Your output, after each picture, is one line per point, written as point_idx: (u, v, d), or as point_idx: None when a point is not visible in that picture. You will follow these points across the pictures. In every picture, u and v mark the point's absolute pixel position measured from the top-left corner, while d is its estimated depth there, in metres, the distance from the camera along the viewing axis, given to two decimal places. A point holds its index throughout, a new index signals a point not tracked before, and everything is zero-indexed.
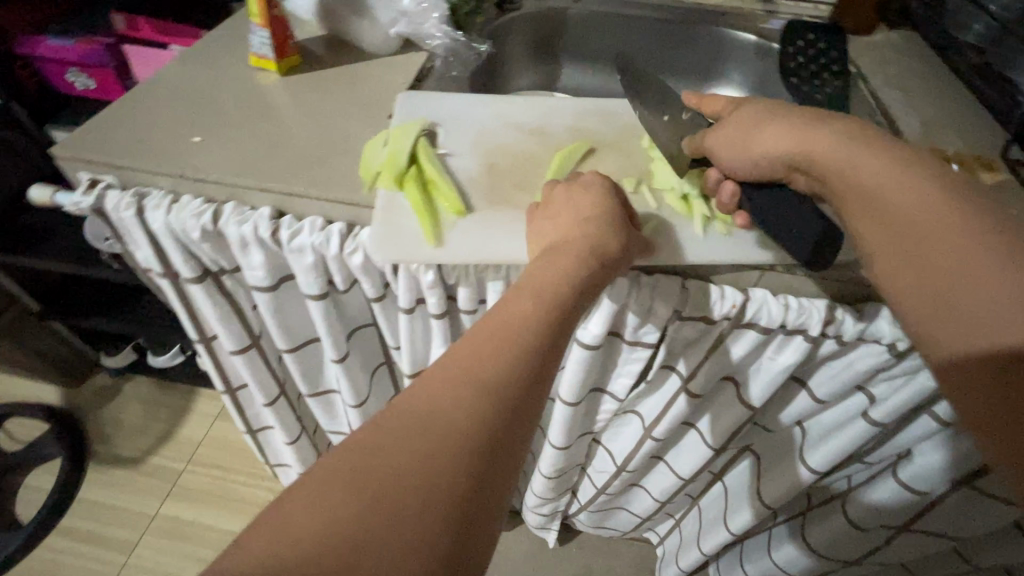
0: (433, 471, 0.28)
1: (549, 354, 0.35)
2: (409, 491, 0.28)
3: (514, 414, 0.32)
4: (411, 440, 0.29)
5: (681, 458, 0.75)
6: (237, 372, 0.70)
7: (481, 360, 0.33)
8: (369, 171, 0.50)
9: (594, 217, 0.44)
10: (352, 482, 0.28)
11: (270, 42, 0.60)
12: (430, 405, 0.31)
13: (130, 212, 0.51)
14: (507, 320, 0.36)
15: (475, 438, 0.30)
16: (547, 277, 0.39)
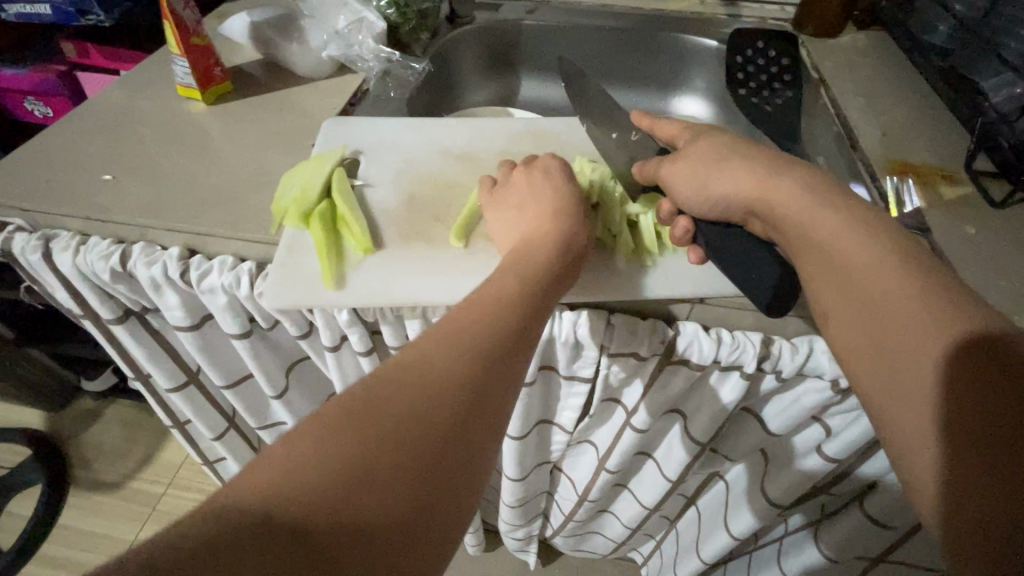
0: (397, 463, 0.25)
1: (522, 353, 0.32)
2: (366, 481, 0.24)
3: (484, 414, 0.28)
4: (377, 424, 0.26)
5: (643, 487, 0.71)
6: (180, 408, 0.68)
7: (459, 346, 0.30)
8: (278, 207, 0.47)
9: (558, 206, 0.42)
10: (327, 461, 0.24)
11: (192, 72, 0.58)
12: (404, 387, 0.27)
13: (37, 255, 0.49)
14: (485, 312, 0.32)
15: (445, 431, 0.27)
16: (526, 270, 0.37)
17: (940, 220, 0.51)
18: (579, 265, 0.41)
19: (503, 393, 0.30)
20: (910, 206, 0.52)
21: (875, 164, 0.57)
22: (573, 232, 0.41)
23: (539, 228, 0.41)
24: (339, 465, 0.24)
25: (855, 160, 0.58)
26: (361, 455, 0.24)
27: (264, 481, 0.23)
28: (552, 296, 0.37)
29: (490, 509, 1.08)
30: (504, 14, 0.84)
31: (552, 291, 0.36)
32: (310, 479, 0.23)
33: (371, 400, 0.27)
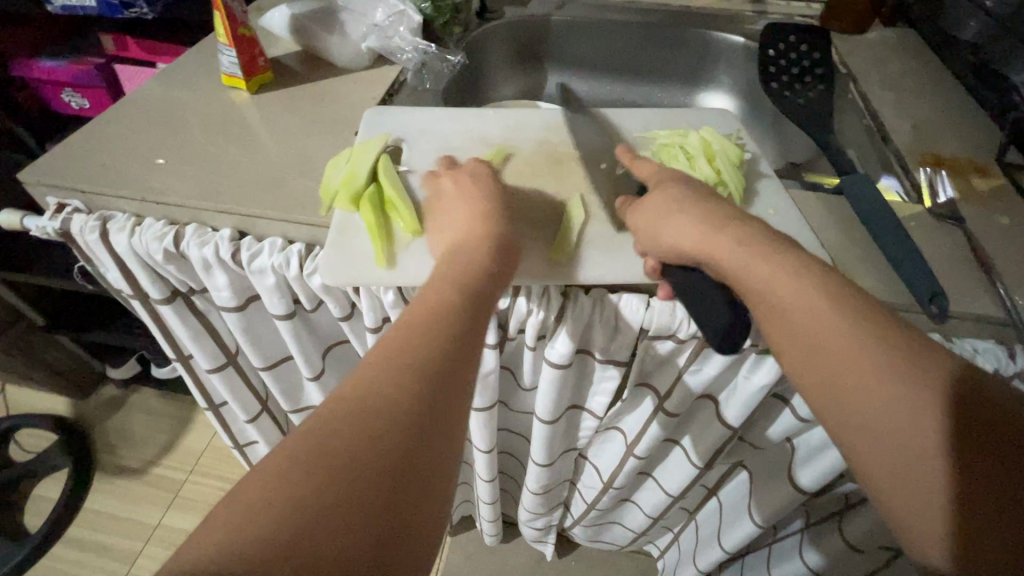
0: (347, 493, 0.25)
1: (467, 357, 0.34)
2: (316, 523, 0.24)
3: (429, 423, 0.30)
4: (319, 466, 0.26)
5: (668, 475, 0.72)
6: (217, 390, 0.70)
7: (391, 372, 0.31)
8: (328, 191, 0.49)
9: (489, 213, 0.44)
10: (286, 489, 0.25)
11: (238, 62, 0.60)
12: (338, 421, 0.28)
13: (94, 235, 0.51)
14: (422, 329, 0.34)
15: (389, 451, 0.28)
16: (462, 285, 0.38)
17: (973, 211, 0.51)
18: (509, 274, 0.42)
19: (445, 399, 0.31)
20: (944, 197, 0.52)
21: (906, 156, 0.58)
22: (504, 237, 0.43)
23: (475, 236, 0.42)
24: (284, 508, 0.24)
25: (887, 153, 0.59)
26: (306, 496, 0.25)
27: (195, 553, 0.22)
28: (491, 301, 0.39)
29: (508, 500, 1.09)
30: (533, 9, 0.85)
31: (488, 301, 0.38)
32: (252, 536, 0.23)
33: (305, 443, 0.27)
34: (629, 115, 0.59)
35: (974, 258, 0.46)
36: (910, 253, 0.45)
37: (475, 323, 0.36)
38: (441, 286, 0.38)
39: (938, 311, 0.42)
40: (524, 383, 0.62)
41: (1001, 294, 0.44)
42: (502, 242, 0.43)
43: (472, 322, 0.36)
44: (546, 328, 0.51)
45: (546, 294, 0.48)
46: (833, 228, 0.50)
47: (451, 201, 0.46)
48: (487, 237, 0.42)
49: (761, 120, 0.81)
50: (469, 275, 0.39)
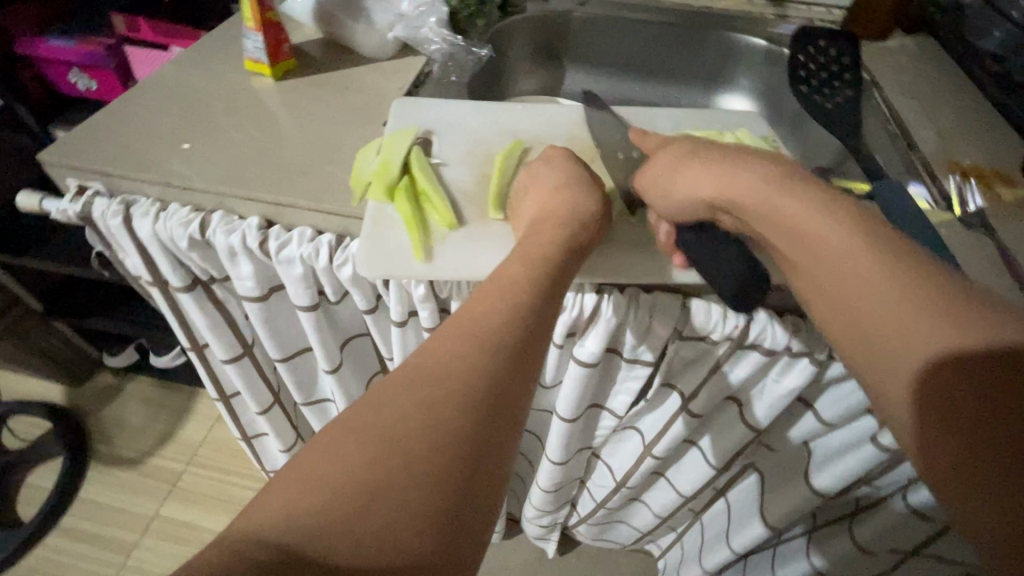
0: (408, 469, 0.27)
1: (536, 340, 0.34)
2: (382, 491, 0.27)
3: (495, 403, 0.31)
4: (373, 448, 0.28)
5: (682, 475, 0.73)
6: (230, 380, 0.69)
7: (458, 350, 0.32)
8: (359, 181, 0.48)
9: (565, 193, 0.45)
10: (360, 450, 0.28)
11: (264, 47, 0.59)
12: (404, 395, 0.30)
13: (117, 219, 0.50)
14: (486, 309, 0.34)
15: (452, 429, 0.29)
16: (531, 263, 0.38)
17: (1001, 220, 0.52)
18: (591, 247, 0.42)
19: (514, 379, 0.32)
20: (972, 207, 0.53)
21: (933, 164, 0.58)
22: (585, 226, 0.42)
23: (549, 222, 0.42)
24: (353, 475, 0.27)
25: (913, 159, 0.59)
26: (371, 465, 0.27)
27: (277, 504, 0.26)
28: (562, 282, 0.38)
29: (512, 497, 1.09)
30: (554, 5, 0.85)
31: (561, 281, 0.38)
32: (330, 492, 0.26)
33: (373, 414, 0.29)
34: (659, 115, 0.58)
35: (1004, 267, 0.47)
36: (944, 259, 0.45)
37: (548, 305, 0.36)
38: (518, 261, 0.38)
39: None
40: (545, 380, 0.62)
41: None
42: (586, 214, 0.43)
43: (547, 298, 0.36)
44: (576, 325, 0.51)
45: (580, 292, 0.48)
46: None
47: (531, 184, 0.46)
48: (563, 224, 0.42)
49: (781, 123, 0.81)
50: (537, 255, 0.39)
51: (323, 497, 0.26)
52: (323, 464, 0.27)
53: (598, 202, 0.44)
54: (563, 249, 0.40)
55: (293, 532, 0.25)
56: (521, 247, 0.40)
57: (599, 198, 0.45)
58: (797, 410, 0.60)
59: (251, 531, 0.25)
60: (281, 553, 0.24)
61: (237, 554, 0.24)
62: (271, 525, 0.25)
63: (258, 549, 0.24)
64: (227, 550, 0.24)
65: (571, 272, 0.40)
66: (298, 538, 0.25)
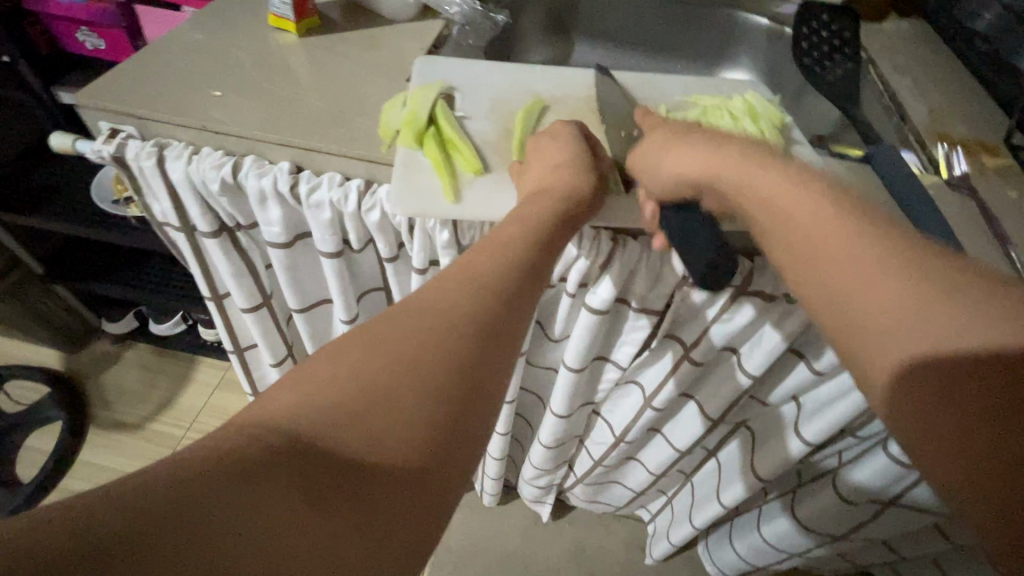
0: (411, 383, 0.31)
1: (527, 289, 0.38)
2: (389, 398, 0.30)
3: (495, 343, 0.34)
4: (378, 360, 0.31)
5: (677, 430, 0.77)
6: (246, 331, 0.71)
7: (460, 287, 0.36)
8: (389, 130, 0.51)
9: (565, 166, 0.46)
10: (366, 363, 0.31)
11: (290, 2, 0.60)
12: (416, 319, 0.33)
13: (150, 161, 0.51)
14: (481, 259, 0.38)
15: (456, 357, 0.32)
16: (524, 220, 0.42)
17: (984, 185, 0.56)
18: (586, 211, 0.45)
19: (508, 318, 0.36)
20: (959, 171, 0.56)
21: (924, 134, 0.62)
22: (578, 203, 0.44)
23: (547, 196, 0.44)
24: (365, 381, 0.30)
25: (905, 131, 0.63)
26: (384, 374, 0.31)
27: (296, 397, 0.29)
28: (553, 244, 0.42)
29: (510, 462, 1.12)
30: None
31: (551, 240, 0.41)
32: (339, 397, 0.29)
33: (383, 333, 0.33)
34: (670, 80, 0.61)
35: (987, 225, 0.51)
36: (932, 215, 0.49)
37: (539, 261, 0.40)
38: (512, 222, 0.42)
39: (956, 268, 0.46)
40: (553, 333, 0.65)
41: (1009, 256, 0.48)
42: (583, 184, 0.46)
43: (539, 254, 0.40)
44: (589, 274, 0.54)
45: (597, 238, 0.51)
46: (860, 192, 0.53)
47: (534, 156, 0.48)
48: (558, 199, 0.43)
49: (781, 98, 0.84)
50: (530, 215, 0.42)
51: (330, 401, 0.29)
52: (332, 376, 0.30)
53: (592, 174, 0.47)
54: (558, 216, 0.42)
55: (308, 423, 0.28)
56: (516, 212, 0.43)
57: (595, 176, 0.47)
58: (790, 362, 0.64)
59: (269, 415, 0.29)
60: (298, 438, 0.28)
61: (260, 430, 0.27)
62: (289, 414, 0.28)
63: (277, 429, 0.28)
64: (245, 429, 0.28)
65: (562, 236, 0.43)
66: (306, 432, 0.28)
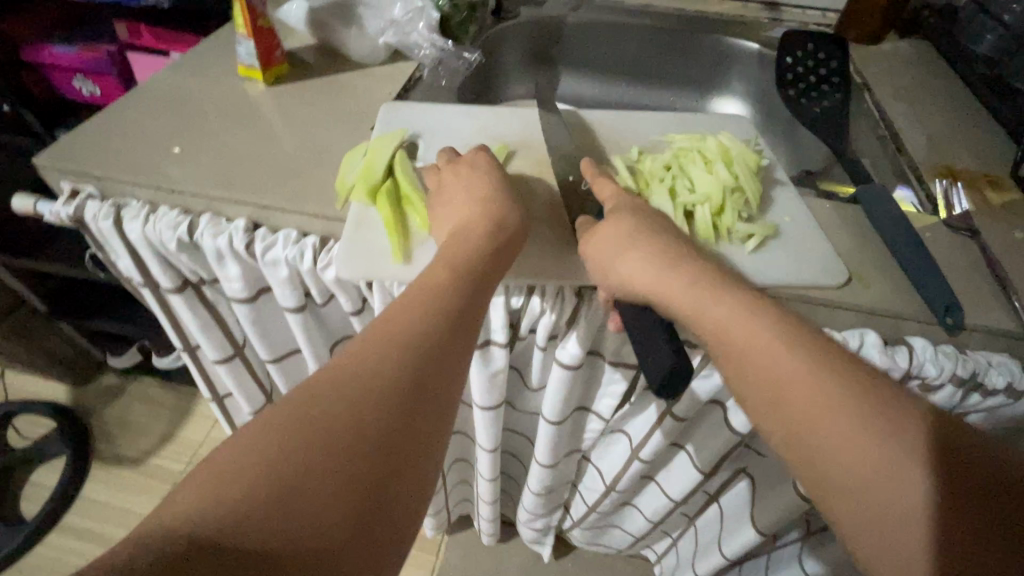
0: (312, 487, 0.27)
1: (453, 354, 0.35)
2: (304, 483, 0.27)
3: (420, 402, 0.32)
4: (271, 463, 0.27)
5: (671, 479, 0.72)
6: (222, 381, 0.70)
7: (373, 360, 0.32)
8: (344, 184, 0.49)
9: (489, 203, 0.44)
10: (256, 468, 0.26)
11: (255, 53, 0.60)
12: (319, 407, 0.29)
13: (107, 222, 0.51)
14: (402, 323, 0.34)
15: (378, 426, 0.30)
16: (456, 276, 0.38)
17: (987, 223, 0.51)
18: (514, 248, 0.43)
19: (427, 391, 0.32)
20: (959, 209, 0.52)
21: (922, 167, 0.57)
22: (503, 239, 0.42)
23: (470, 237, 0.41)
24: (273, 469, 0.27)
25: (901, 164, 0.59)
26: (295, 457, 0.27)
27: (192, 500, 0.25)
28: (482, 296, 0.38)
29: (507, 501, 1.08)
30: (548, 10, 0.85)
31: (481, 296, 0.38)
32: (222, 514, 0.25)
33: (277, 428, 0.28)
34: (644, 119, 0.58)
35: (990, 272, 0.47)
36: (925, 264, 0.45)
37: (470, 321, 0.37)
38: (441, 276, 0.38)
39: (953, 324, 0.42)
40: (531, 383, 0.62)
41: (1014, 307, 0.44)
42: (505, 225, 0.43)
43: (474, 304, 0.38)
44: (557, 329, 0.51)
45: (559, 294, 0.49)
46: (848, 236, 0.50)
47: (454, 192, 0.45)
48: (485, 240, 0.41)
49: (775, 125, 0.80)
50: (460, 270, 0.39)
51: (207, 520, 0.24)
52: (210, 490, 0.25)
53: (512, 210, 0.44)
54: (485, 265, 0.39)
55: (207, 526, 0.24)
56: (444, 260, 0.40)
57: (517, 211, 0.44)
58: None
59: (161, 525, 0.24)
60: (199, 545, 0.24)
61: (153, 546, 0.23)
62: (184, 522, 0.24)
63: (170, 542, 0.24)
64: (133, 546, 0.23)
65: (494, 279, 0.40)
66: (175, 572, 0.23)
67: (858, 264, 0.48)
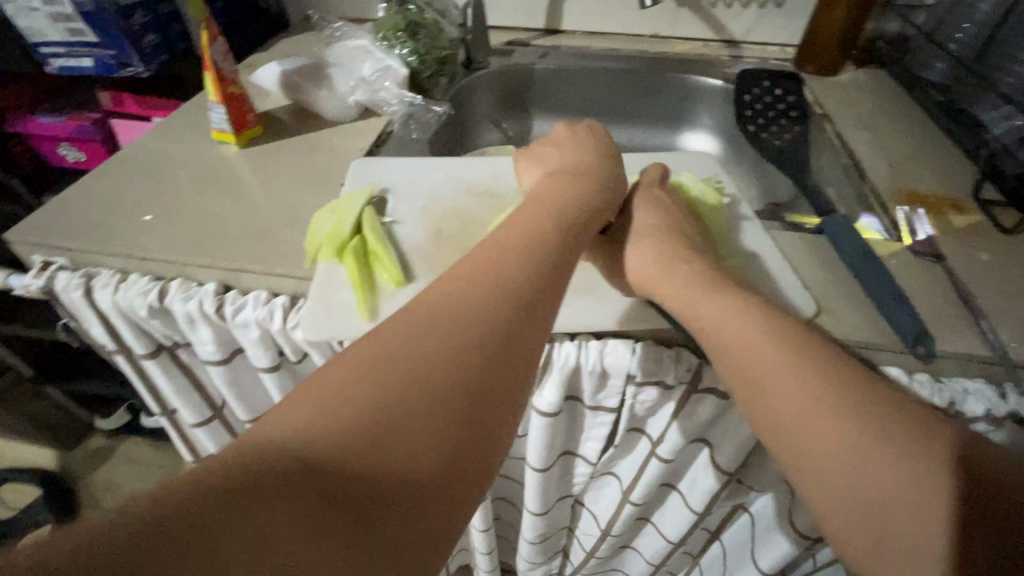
0: (374, 467, 0.26)
1: (532, 341, 0.32)
2: (370, 464, 0.26)
3: (488, 387, 0.30)
4: (340, 433, 0.26)
5: (667, 520, 0.70)
6: (202, 443, 0.69)
7: (458, 336, 0.30)
8: (312, 243, 0.49)
9: (580, 183, 0.46)
10: (327, 435, 0.26)
11: (227, 118, 0.61)
12: (397, 377, 0.28)
13: (77, 292, 0.51)
14: (485, 298, 0.33)
15: (447, 412, 0.28)
16: (535, 251, 0.37)
17: (952, 247, 0.52)
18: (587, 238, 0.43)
19: (504, 380, 0.30)
20: (923, 234, 0.53)
21: (885, 194, 0.58)
22: (592, 217, 0.44)
23: (565, 210, 0.42)
24: (345, 441, 0.26)
25: (864, 191, 0.60)
26: (362, 435, 0.26)
27: (268, 451, 0.25)
28: (564, 271, 0.37)
29: (506, 548, 1.04)
30: (517, 59, 0.87)
31: (563, 272, 0.37)
32: (283, 476, 0.24)
33: (356, 390, 0.27)
34: None
35: (958, 297, 0.47)
36: (891, 293, 0.45)
37: (553, 304, 0.35)
38: (526, 246, 0.37)
39: (924, 352, 0.42)
40: (514, 429, 0.62)
41: (985, 333, 0.44)
42: (582, 228, 0.42)
43: (547, 285, 0.35)
44: (532, 376, 0.51)
45: None
46: (814, 268, 0.50)
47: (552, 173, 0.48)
48: (575, 214, 0.42)
49: (743, 157, 0.82)
50: (543, 247, 0.38)
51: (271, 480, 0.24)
52: (281, 448, 0.25)
53: (582, 220, 0.43)
54: (570, 240, 0.40)
55: (273, 478, 0.24)
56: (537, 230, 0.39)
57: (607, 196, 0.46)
58: (772, 448, 0.59)
59: (230, 465, 0.24)
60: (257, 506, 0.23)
61: (221, 485, 0.23)
62: (244, 472, 0.24)
63: (239, 485, 0.23)
64: (194, 484, 0.23)
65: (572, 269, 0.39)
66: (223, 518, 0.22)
67: (827, 297, 0.48)
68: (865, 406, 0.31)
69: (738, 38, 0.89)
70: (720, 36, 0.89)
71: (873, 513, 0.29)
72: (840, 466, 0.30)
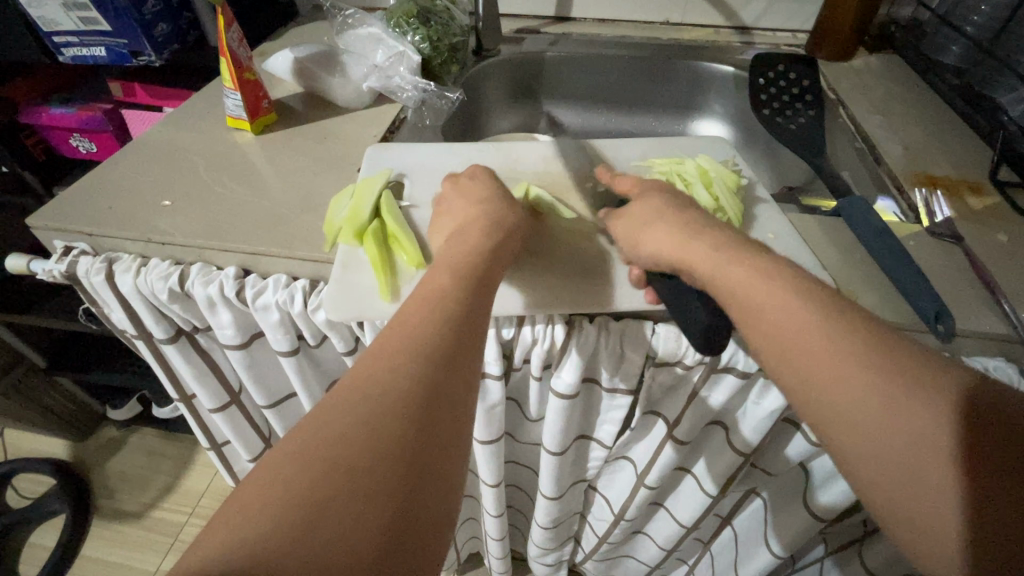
0: (327, 540, 0.23)
1: (460, 371, 0.32)
2: (320, 538, 0.23)
3: (429, 424, 0.29)
4: (276, 516, 0.23)
5: (680, 504, 0.70)
6: (219, 428, 0.70)
7: (380, 384, 0.30)
8: (331, 228, 0.50)
9: (484, 206, 0.47)
10: (260, 523, 0.23)
11: (242, 105, 0.61)
12: (326, 445, 0.26)
13: (99, 277, 0.51)
14: (405, 340, 0.33)
15: (389, 460, 0.26)
16: (452, 290, 0.37)
17: (969, 228, 0.52)
18: (507, 257, 0.44)
19: (439, 414, 0.30)
20: (940, 216, 0.52)
21: (900, 176, 0.58)
22: (506, 235, 0.45)
23: (473, 233, 0.44)
24: (283, 523, 0.23)
25: (880, 175, 0.60)
26: (303, 512, 0.24)
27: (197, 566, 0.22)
28: (480, 301, 0.38)
29: (516, 535, 1.05)
30: (527, 47, 0.87)
31: (481, 301, 0.38)
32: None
33: (281, 472, 0.25)
34: (625, 145, 0.60)
35: (977, 278, 0.46)
36: (910, 273, 0.45)
37: (476, 333, 0.35)
38: (439, 282, 0.38)
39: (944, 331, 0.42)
40: (530, 413, 0.62)
41: (1006, 312, 0.44)
42: (498, 248, 0.43)
43: (479, 305, 0.37)
44: (550, 358, 0.51)
45: (549, 323, 0.49)
46: (832, 249, 0.50)
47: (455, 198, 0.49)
48: (486, 235, 0.44)
49: (755, 144, 0.82)
50: (459, 283, 0.38)
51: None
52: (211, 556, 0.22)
53: (497, 237, 0.44)
54: (484, 266, 0.41)
55: (229, 561, 0.22)
56: (452, 266, 0.40)
57: (515, 213, 0.47)
58: (786, 431, 0.59)
59: None
60: None
61: None
62: None
63: None
64: None
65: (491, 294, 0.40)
66: None
67: (845, 278, 0.48)
68: (892, 380, 0.31)
69: (749, 25, 0.89)
70: (732, 22, 0.89)
71: (900, 483, 0.29)
72: (870, 438, 0.30)
